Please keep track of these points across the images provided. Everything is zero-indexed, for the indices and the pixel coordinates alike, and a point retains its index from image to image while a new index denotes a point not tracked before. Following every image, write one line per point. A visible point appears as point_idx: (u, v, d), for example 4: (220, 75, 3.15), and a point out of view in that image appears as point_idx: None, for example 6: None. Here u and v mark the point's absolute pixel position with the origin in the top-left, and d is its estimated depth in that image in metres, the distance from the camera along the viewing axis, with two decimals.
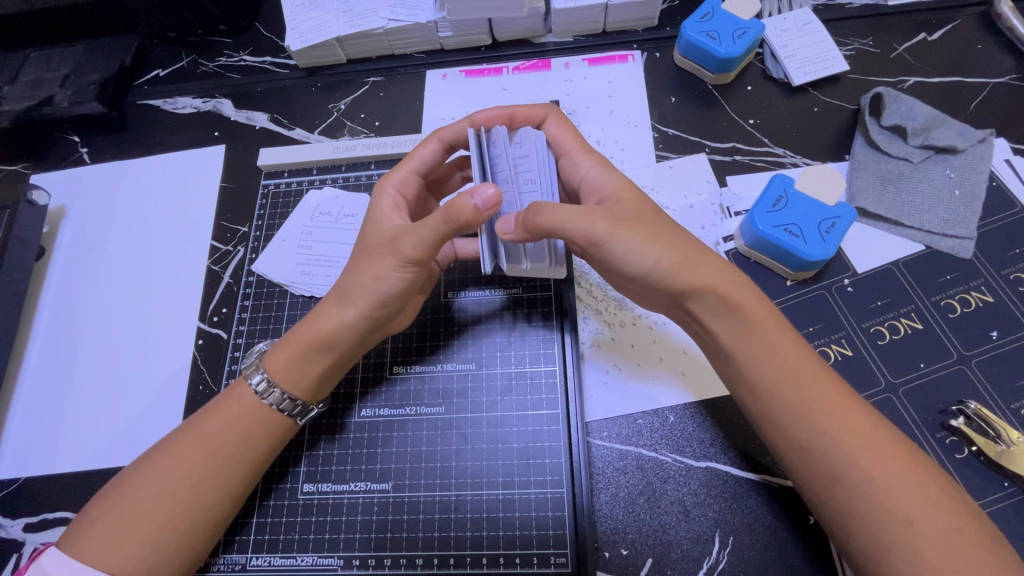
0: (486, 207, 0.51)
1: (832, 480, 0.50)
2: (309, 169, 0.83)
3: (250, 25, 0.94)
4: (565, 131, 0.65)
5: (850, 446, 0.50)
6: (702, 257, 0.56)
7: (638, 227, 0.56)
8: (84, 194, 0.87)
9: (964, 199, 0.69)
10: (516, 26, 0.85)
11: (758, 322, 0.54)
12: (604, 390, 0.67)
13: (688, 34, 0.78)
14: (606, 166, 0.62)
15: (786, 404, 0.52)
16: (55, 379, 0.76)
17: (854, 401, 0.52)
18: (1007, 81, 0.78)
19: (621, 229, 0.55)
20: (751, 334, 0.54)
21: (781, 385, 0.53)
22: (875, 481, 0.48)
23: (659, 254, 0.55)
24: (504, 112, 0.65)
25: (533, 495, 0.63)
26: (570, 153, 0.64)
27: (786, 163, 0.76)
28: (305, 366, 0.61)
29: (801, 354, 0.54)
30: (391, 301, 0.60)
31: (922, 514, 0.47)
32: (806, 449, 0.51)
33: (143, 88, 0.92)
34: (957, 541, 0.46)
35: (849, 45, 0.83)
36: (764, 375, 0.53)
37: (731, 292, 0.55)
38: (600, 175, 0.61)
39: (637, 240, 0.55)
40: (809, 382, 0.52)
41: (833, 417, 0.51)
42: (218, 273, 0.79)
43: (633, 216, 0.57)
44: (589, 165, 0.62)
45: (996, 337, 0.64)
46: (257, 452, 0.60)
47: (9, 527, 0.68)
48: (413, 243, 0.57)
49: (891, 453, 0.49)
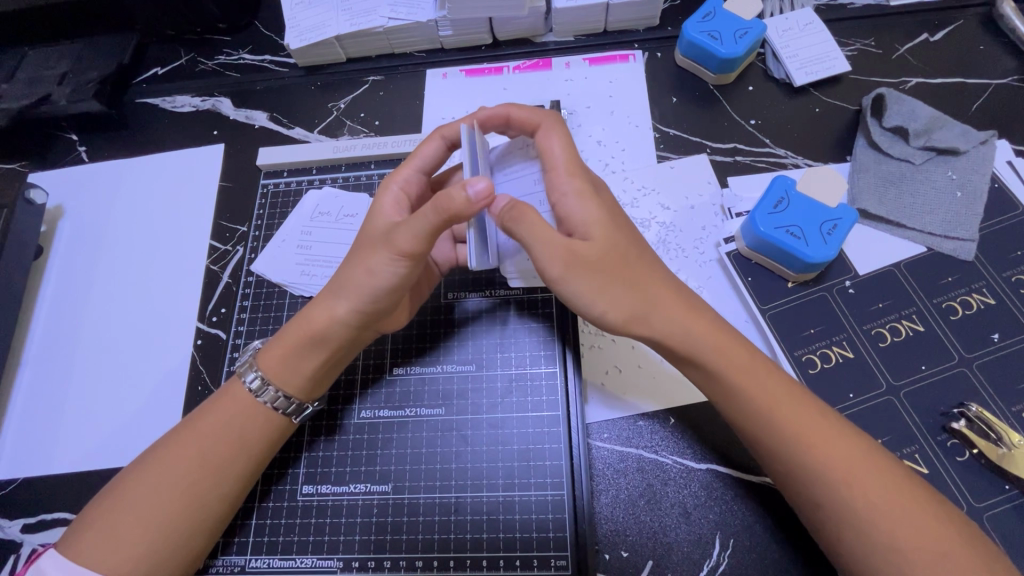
0: (479, 198, 0.51)
1: (815, 505, 0.51)
2: (308, 169, 0.83)
3: (249, 23, 0.93)
4: (557, 142, 0.58)
5: (837, 463, 0.50)
6: (659, 303, 0.56)
7: (594, 275, 0.54)
8: (82, 193, 0.86)
9: (966, 201, 0.69)
10: (517, 25, 0.85)
11: (730, 358, 0.55)
12: (603, 396, 0.67)
13: (689, 34, 0.78)
14: (584, 196, 0.56)
15: (765, 433, 0.53)
16: (52, 380, 0.75)
17: (839, 426, 0.52)
18: (1009, 83, 0.78)
19: (572, 275, 0.54)
20: (717, 373, 0.55)
21: (757, 419, 0.53)
22: (858, 507, 0.49)
23: (605, 307, 0.55)
24: (502, 112, 0.62)
25: (533, 497, 0.63)
26: (552, 172, 0.58)
27: (788, 164, 0.76)
28: (298, 364, 0.61)
29: (775, 385, 0.54)
30: (384, 295, 0.59)
31: (911, 541, 0.47)
32: (796, 466, 0.52)
33: (142, 86, 0.91)
34: (946, 553, 0.47)
35: (851, 46, 0.82)
36: (739, 401, 0.54)
37: (688, 340, 0.56)
38: (574, 205, 0.56)
39: (589, 290, 0.54)
40: (789, 407, 0.53)
41: (816, 442, 0.51)
42: (217, 273, 0.79)
43: (594, 261, 0.55)
44: (567, 190, 0.56)
45: (997, 339, 0.64)
46: (252, 451, 0.60)
47: (7, 528, 0.68)
48: (407, 235, 0.56)
49: (876, 478, 0.50)
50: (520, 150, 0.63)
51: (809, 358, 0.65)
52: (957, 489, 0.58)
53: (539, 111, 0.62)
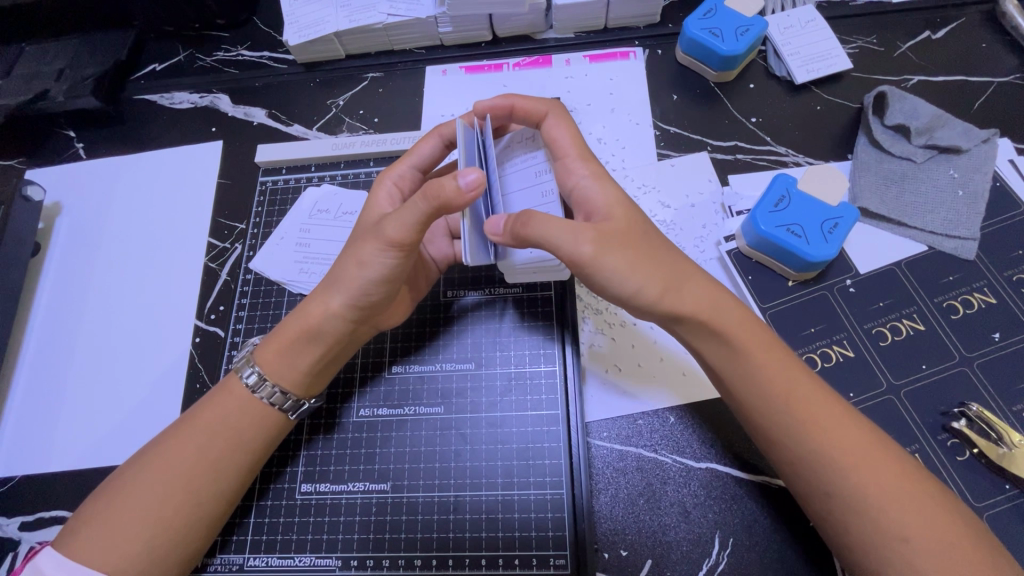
0: (471, 189, 0.50)
1: (824, 495, 0.50)
2: (308, 166, 0.82)
3: (248, 19, 0.93)
4: (564, 130, 0.59)
5: (842, 457, 0.50)
6: (688, 280, 0.56)
7: (626, 252, 0.54)
8: (80, 190, 0.86)
9: (968, 199, 0.69)
10: (517, 21, 0.84)
11: (749, 341, 0.54)
12: (604, 393, 0.66)
13: (690, 31, 0.78)
14: (601, 178, 0.57)
15: (781, 418, 0.52)
16: (50, 377, 0.75)
17: (849, 414, 0.52)
18: (1011, 81, 0.78)
19: (606, 252, 0.53)
20: (740, 354, 0.54)
21: (772, 401, 0.53)
22: (868, 497, 0.48)
23: (642, 283, 0.54)
24: (506, 103, 0.63)
25: (532, 496, 0.63)
26: (563, 158, 0.58)
27: (789, 162, 0.76)
28: (295, 358, 0.61)
29: (791, 371, 0.54)
30: (374, 286, 0.59)
31: (919, 532, 0.47)
32: (808, 455, 0.51)
33: (140, 83, 0.91)
34: (951, 549, 0.46)
35: (853, 43, 0.82)
36: (758, 386, 0.54)
37: (716, 319, 0.55)
38: (593, 188, 0.57)
39: (621, 266, 0.53)
40: (806, 392, 0.53)
41: (832, 430, 0.51)
42: (215, 270, 0.78)
43: (621, 238, 0.54)
44: (582, 173, 0.57)
45: (998, 338, 0.63)
46: (250, 447, 0.59)
47: (5, 526, 0.68)
48: (397, 225, 0.56)
49: (887, 471, 0.49)
50: (524, 141, 0.63)
51: (809, 357, 0.65)
52: (958, 489, 0.58)
53: (543, 101, 0.63)
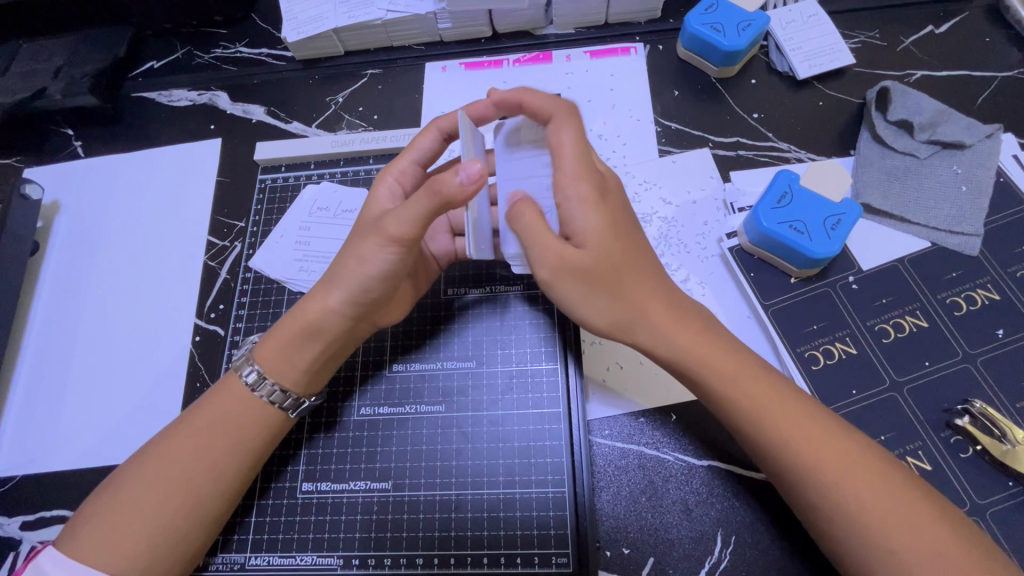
0: (470, 182, 0.51)
1: (809, 506, 0.51)
2: (307, 163, 0.82)
3: (246, 16, 0.92)
4: (570, 139, 0.55)
5: (827, 469, 0.50)
6: (648, 312, 0.56)
7: (586, 282, 0.55)
8: (78, 189, 0.85)
9: (972, 195, 0.69)
10: (516, 17, 0.84)
11: (719, 361, 0.55)
12: (605, 394, 0.66)
13: (691, 26, 0.77)
14: (587, 203, 0.54)
15: (760, 434, 0.53)
16: (50, 377, 0.75)
17: (832, 426, 0.52)
18: (1015, 75, 0.77)
19: (562, 282, 0.55)
20: (709, 376, 0.55)
21: (748, 422, 0.53)
22: (855, 508, 0.48)
23: (594, 312, 0.56)
24: (516, 98, 0.59)
25: (534, 494, 0.63)
26: (559, 173, 0.55)
27: (791, 158, 0.75)
28: (292, 357, 0.61)
29: (769, 386, 0.54)
30: (374, 283, 0.59)
31: (905, 543, 0.47)
32: (790, 471, 0.51)
33: (138, 81, 0.90)
34: (942, 557, 0.46)
35: (856, 38, 0.81)
36: (733, 408, 0.54)
37: (683, 347, 0.56)
38: (576, 213, 0.54)
39: (576, 297, 0.55)
40: (784, 415, 0.52)
41: (811, 449, 0.51)
42: (215, 269, 0.78)
43: (586, 270, 0.54)
44: (571, 195, 0.55)
45: (1002, 335, 0.63)
46: (251, 445, 0.59)
47: (6, 526, 0.67)
48: (398, 221, 0.55)
49: (874, 483, 0.49)
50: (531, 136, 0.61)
51: (812, 354, 0.64)
52: (960, 485, 0.58)
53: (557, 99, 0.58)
